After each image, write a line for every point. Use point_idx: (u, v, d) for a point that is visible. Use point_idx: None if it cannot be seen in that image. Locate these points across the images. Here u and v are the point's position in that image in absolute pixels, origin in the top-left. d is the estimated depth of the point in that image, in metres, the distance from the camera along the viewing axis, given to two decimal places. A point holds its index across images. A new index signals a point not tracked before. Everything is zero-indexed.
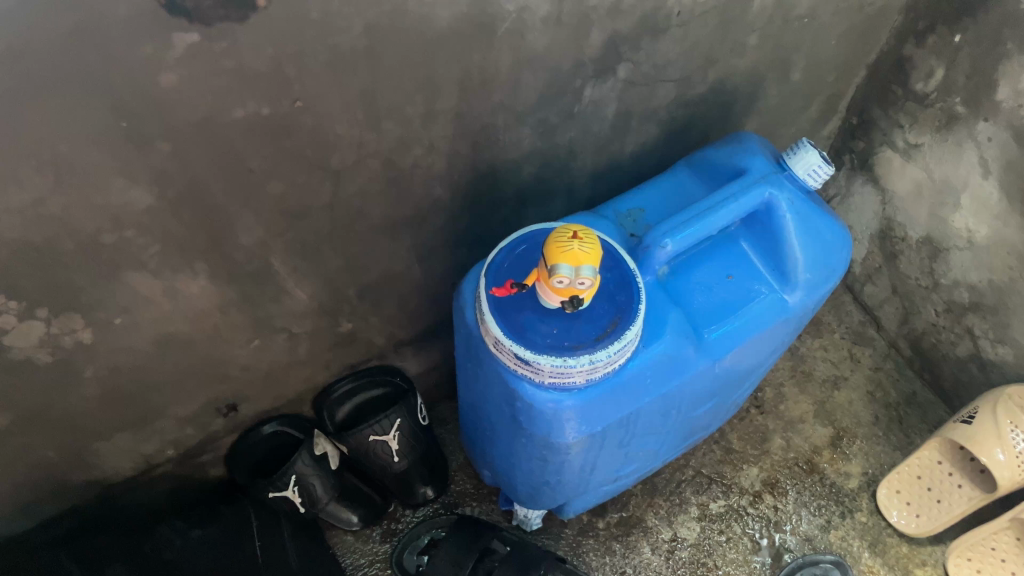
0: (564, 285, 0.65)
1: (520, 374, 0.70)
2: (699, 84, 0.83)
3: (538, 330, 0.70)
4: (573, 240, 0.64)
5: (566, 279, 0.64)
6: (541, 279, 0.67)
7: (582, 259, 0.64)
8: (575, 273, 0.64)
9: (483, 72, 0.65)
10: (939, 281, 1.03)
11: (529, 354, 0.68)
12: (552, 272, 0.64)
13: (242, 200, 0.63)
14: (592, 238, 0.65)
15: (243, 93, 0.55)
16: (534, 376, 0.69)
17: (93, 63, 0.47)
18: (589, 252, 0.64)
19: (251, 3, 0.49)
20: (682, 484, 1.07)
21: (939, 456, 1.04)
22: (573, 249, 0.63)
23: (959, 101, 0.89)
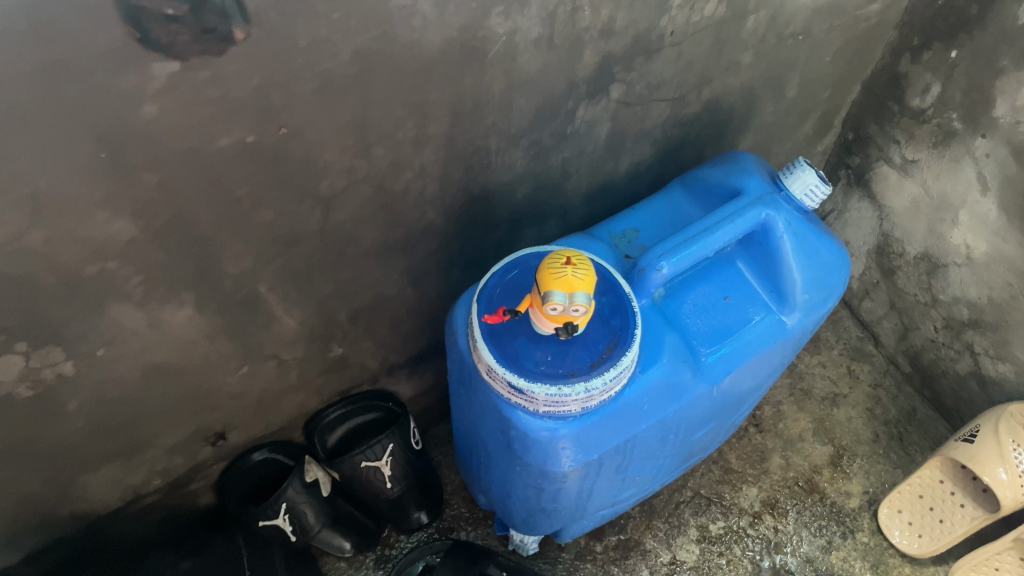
0: (558, 312, 0.63)
1: (514, 402, 0.68)
2: (694, 103, 0.82)
3: (532, 358, 0.68)
4: (567, 266, 0.63)
5: (560, 306, 0.62)
6: (534, 306, 0.66)
7: (577, 285, 0.62)
8: (569, 300, 0.62)
9: (474, 96, 0.64)
10: (937, 298, 1.02)
11: (522, 382, 0.66)
12: (546, 299, 0.63)
13: (229, 229, 0.61)
14: (586, 264, 0.64)
15: (228, 122, 0.53)
16: (528, 405, 0.67)
17: (72, 96, 0.46)
18: (583, 278, 0.63)
19: (230, 37, 0.48)
20: (681, 505, 1.06)
21: (941, 475, 1.03)
22: (568, 275, 0.62)
23: (956, 117, 0.88)
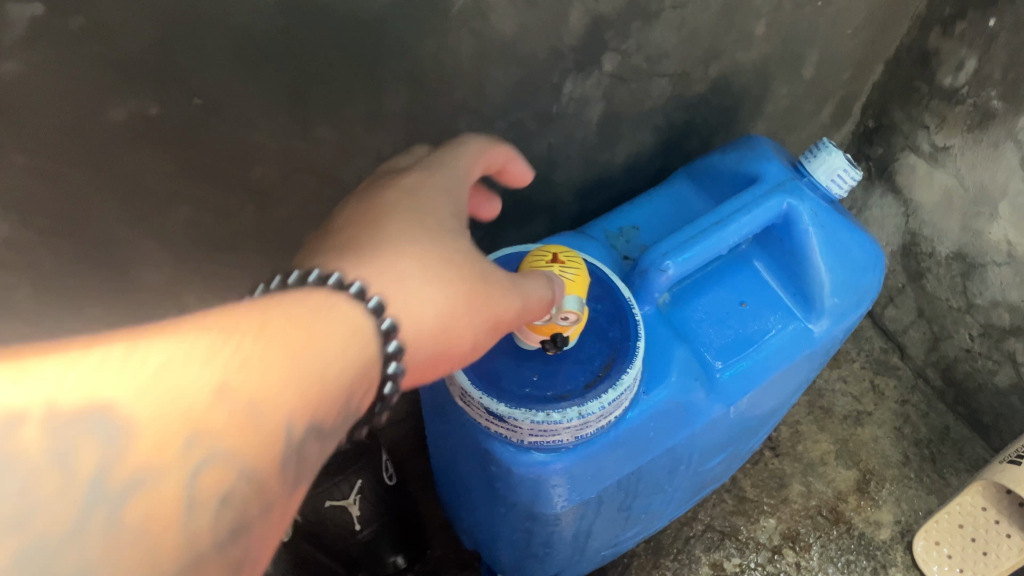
0: (544, 320, 0.52)
1: (494, 432, 0.57)
2: (699, 81, 0.71)
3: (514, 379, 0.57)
4: (554, 265, 0.53)
5: (547, 313, 0.51)
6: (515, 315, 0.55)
7: (568, 287, 0.52)
8: (558, 305, 0.51)
9: (439, 65, 0.53)
10: (973, 302, 0.91)
11: (503, 409, 0.55)
12: None
13: (140, 228, 0.50)
14: (577, 264, 0.54)
15: (121, 89, 0.42)
16: (511, 435, 0.56)
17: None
18: (575, 279, 0.53)
19: None
20: (691, 541, 0.94)
21: (983, 502, 0.89)
22: (557, 276, 0.52)
23: (995, 96, 0.77)
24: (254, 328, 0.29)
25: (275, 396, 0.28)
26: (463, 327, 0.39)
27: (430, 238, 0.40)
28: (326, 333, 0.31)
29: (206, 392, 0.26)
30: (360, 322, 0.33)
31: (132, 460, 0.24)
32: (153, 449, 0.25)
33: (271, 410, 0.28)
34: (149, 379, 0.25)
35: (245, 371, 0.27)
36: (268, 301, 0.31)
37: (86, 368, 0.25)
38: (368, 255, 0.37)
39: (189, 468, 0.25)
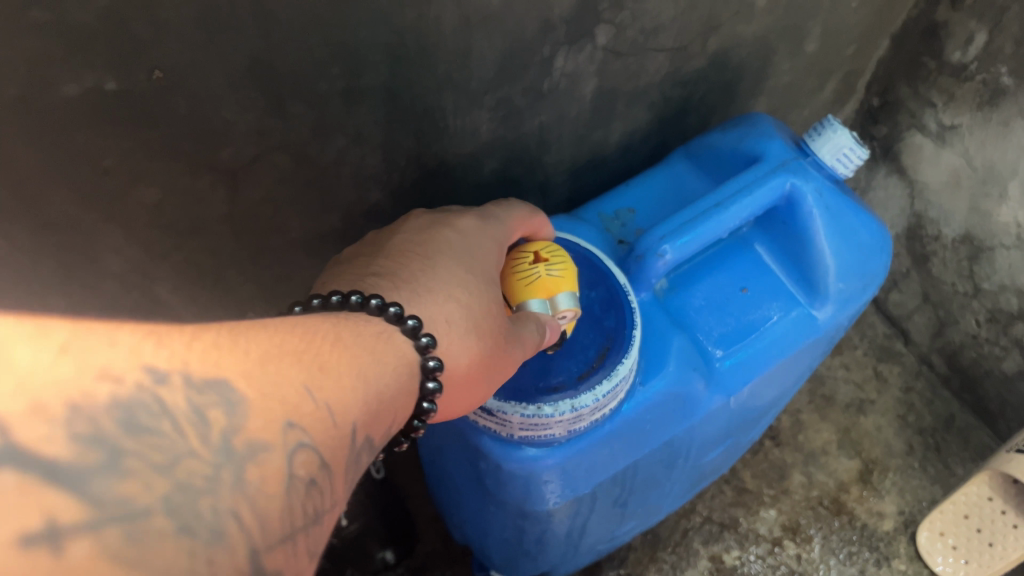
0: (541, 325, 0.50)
1: (482, 427, 0.54)
2: (697, 56, 0.68)
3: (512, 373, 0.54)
4: (537, 265, 0.50)
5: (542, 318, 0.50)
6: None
7: (556, 286, 0.50)
8: (552, 307, 0.49)
9: (420, 37, 0.49)
10: (980, 286, 0.88)
11: (492, 402, 0.52)
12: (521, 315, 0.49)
13: (102, 213, 0.47)
14: (560, 258, 0.51)
15: (72, 62, 0.39)
16: (500, 429, 0.53)
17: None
18: (561, 275, 0.50)
19: None
20: (690, 533, 0.91)
21: (989, 492, 0.86)
22: (542, 278, 0.49)
23: (1006, 71, 0.74)
24: (329, 347, 0.32)
25: (349, 403, 0.31)
26: (495, 371, 0.45)
27: (473, 278, 0.45)
28: (381, 366, 0.35)
29: (302, 386, 0.29)
30: (408, 356, 0.37)
31: (253, 426, 0.26)
32: (269, 419, 0.27)
33: (349, 412, 0.31)
34: (258, 367, 0.28)
35: (329, 379, 0.30)
36: (335, 325, 0.34)
37: (212, 343, 0.27)
38: (418, 295, 0.42)
39: (292, 444, 0.27)
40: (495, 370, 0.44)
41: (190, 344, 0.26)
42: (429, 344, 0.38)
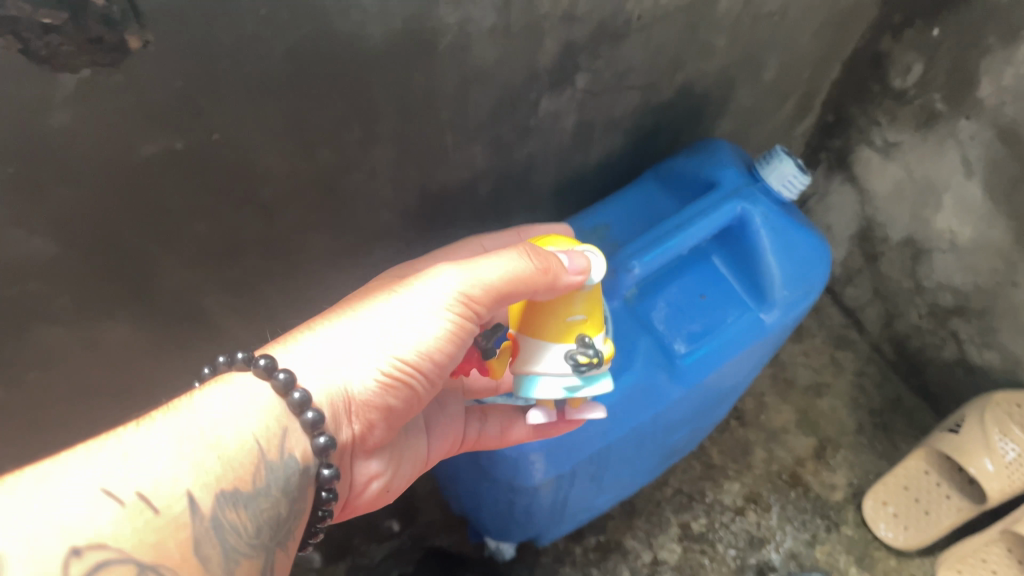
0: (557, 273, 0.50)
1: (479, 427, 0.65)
2: (666, 90, 0.77)
3: (507, 421, 0.64)
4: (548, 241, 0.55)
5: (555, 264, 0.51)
6: (520, 325, 0.51)
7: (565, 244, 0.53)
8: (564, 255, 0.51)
9: (427, 93, 0.59)
10: (922, 284, 0.98)
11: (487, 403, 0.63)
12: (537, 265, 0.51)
13: (162, 243, 0.57)
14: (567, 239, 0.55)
15: (146, 127, 0.48)
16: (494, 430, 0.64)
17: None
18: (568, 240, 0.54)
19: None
20: (662, 503, 1.02)
21: (926, 466, 0.98)
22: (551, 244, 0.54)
23: (939, 98, 0.84)
24: (200, 412, 0.42)
25: (244, 446, 0.43)
26: (393, 341, 0.49)
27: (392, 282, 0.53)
28: (230, 403, 0.44)
29: (185, 454, 0.40)
30: (266, 397, 0.45)
31: (163, 515, 0.37)
32: (175, 503, 0.38)
33: (245, 451, 0.43)
34: (146, 466, 0.38)
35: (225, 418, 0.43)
36: (182, 399, 0.43)
37: (92, 470, 0.36)
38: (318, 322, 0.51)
39: (203, 503, 0.39)
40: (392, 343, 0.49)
41: (72, 479, 0.35)
42: (268, 366, 0.45)
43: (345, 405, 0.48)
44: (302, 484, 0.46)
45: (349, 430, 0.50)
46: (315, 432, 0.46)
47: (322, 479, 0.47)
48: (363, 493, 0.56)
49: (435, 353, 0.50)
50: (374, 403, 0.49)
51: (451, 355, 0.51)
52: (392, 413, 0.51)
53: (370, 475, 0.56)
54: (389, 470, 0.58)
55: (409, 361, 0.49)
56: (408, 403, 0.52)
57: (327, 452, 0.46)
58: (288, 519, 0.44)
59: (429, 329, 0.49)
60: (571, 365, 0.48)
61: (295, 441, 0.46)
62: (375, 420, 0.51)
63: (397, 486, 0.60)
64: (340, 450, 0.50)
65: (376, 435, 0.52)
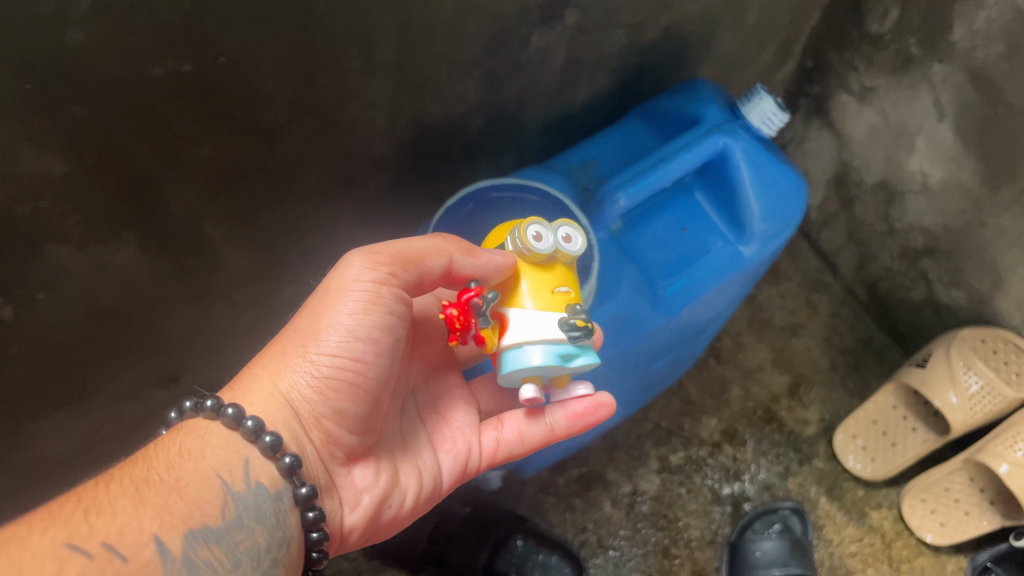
0: (545, 243, 0.53)
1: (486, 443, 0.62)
2: (651, 30, 0.78)
3: (524, 423, 0.61)
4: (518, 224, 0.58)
5: (542, 234, 0.54)
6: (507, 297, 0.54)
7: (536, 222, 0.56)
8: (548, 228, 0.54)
9: (422, 22, 0.61)
10: (894, 227, 0.97)
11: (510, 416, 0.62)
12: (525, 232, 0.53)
13: (169, 165, 0.61)
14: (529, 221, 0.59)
15: (159, 51, 0.52)
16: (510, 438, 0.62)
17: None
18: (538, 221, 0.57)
19: None
20: (642, 438, 1.04)
21: (895, 401, 0.99)
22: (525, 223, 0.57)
23: (915, 43, 0.84)
24: (158, 462, 0.45)
25: (206, 484, 0.45)
26: (321, 342, 0.51)
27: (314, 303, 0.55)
28: (189, 446, 0.47)
29: (148, 503, 0.42)
30: (222, 433, 0.49)
31: (131, 563, 0.39)
32: (141, 549, 0.40)
33: (208, 488, 0.45)
34: (111, 519, 0.40)
35: (187, 463, 0.46)
36: (145, 449, 0.47)
37: (56, 528, 0.39)
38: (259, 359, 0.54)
39: (171, 544, 0.41)
40: (321, 344, 0.51)
41: (37, 540, 0.38)
42: (214, 405, 0.48)
43: (293, 418, 0.51)
44: (279, 511, 0.49)
45: (310, 441, 0.52)
46: (279, 454, 0.49)
47: (300, 497, 0.49)
48: (357, 511, 0.55)
49: (366, 334, 0.51)
50: (322, 405, 0.51)
51: (388, 335, 0.52)
52: (351, 417, 0.52)
53: (358, 488, 0.55)
54: (382, 484, 0.56)
55: (342, 354, 0.51)
56: (366, 401, 0.52)
57: (295, 471, 0.49)
58: (270, 548, 0.47)
59: (353, 317, 0.51)
60: (564, 330, 0.51)
61: (261, 468, 0.49)
62: (333, 428, 0.52)
63: (397, 506, 0.58)
64: (313, 466, 0.53)
65: (345, 442, 0.54)
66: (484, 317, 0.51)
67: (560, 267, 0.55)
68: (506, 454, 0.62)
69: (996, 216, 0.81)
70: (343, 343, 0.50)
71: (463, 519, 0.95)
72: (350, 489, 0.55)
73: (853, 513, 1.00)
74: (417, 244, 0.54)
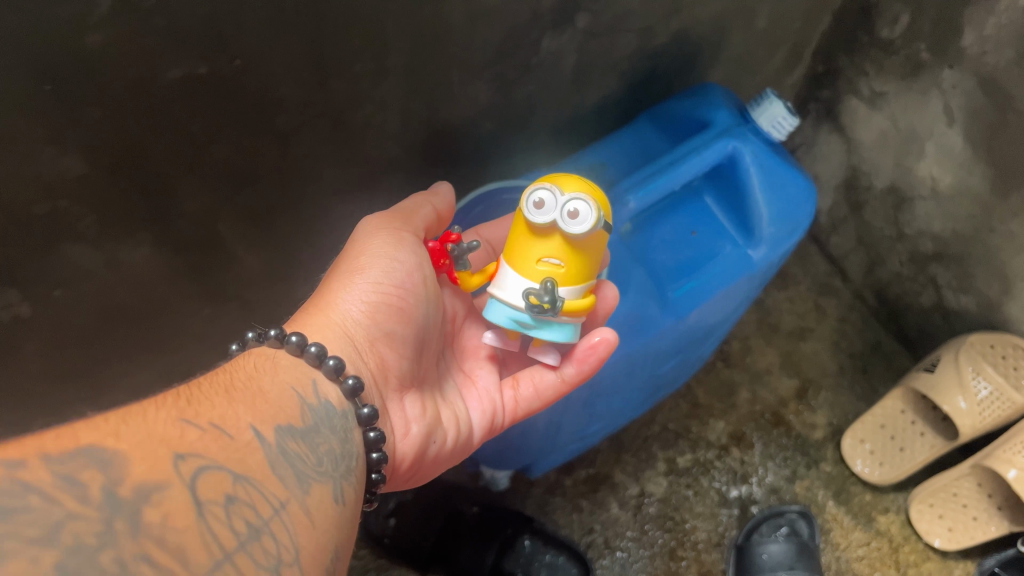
0: (542, 209, 0.53)
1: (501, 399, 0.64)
2: (662, 34, 0.79)
3: (536, 375, 0.63)
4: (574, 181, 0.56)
5: (548, 200, 0.53)
6: (507, 257, 0.56)
7: (575, 184, 0.55)
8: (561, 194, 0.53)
9: (434, 26, 0.62)
10: (903, 231, 0.97)
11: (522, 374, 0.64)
12: (534, 191, 0.53)
13: (185, 165, 0.62)
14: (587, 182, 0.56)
15: (176, 53, 0.53)
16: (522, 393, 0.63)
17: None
18: (588, 187, 0.55)
19: None
20: (649, 440, 1.04)
21: (903, 405, 1.00)
22: (571, 182, 0.55)
23: (925, 49, 0.84)
24: (239, 375, 0.44)
25: (284, 393, 0.45)
26: (366, 273, 0.55)
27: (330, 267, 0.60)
28: (262, 365, 0.47)
29: (238, 401, 0.41)
30: (289, 358, 0.48)
31: (237, 441, 0.38)
32: (243, 433, 0.39)
33: (287, 398, 0.44)
34: (211, 408, 0.39)
35: (263, 377, 0.45)
36: (219, 368, 0.45)
37: (167, 406, 0.38)
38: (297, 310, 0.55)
39: (267, 435, 0.40)
40: (366, 274, 0.54)
41: (154, 413, 0.37)
42: (279, 333, 0.49)
43: (349, 341, 0.53)
44: (346, 428, 0.48)
45: (367, 365, 0.53)
46: (342, 377, 0.49)
47: (363, 417, 0.49)
48: (407, 440, 0.56)
49: (402, 263, 0.56)
50: (373, 330, 0.54)
51: (420, 270, 0.57)
52: (399, 341, 0.55)
53: (408, 417, 0.56)
54: (428, 418, 0.58)
55: (386, 281, 0.55)
56: (410, 326, 0.56)
57: (358, 393, 0.49)
58: (344, 457, 0.46)
59: (387, 252, 0.56)
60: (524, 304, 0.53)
61: (327, 390, 0.48)
62: (385, 352, 0.54)
63: (440, 443, 0.59)
64: (371, 389, 0.53)
65: (395, 369, 0.55)
66: (461, 260, 0.58)
67: (559, 241, 0.53)
68: (527, 408, 0.64)
69: (1006, 221, 0.81)
70: (386, 270, 0.55)
71: (471, 519, 0.96)
72: (400, 416, 0.56)
73: (860, 518, 1.00)
74: (407, 203, 0.61)
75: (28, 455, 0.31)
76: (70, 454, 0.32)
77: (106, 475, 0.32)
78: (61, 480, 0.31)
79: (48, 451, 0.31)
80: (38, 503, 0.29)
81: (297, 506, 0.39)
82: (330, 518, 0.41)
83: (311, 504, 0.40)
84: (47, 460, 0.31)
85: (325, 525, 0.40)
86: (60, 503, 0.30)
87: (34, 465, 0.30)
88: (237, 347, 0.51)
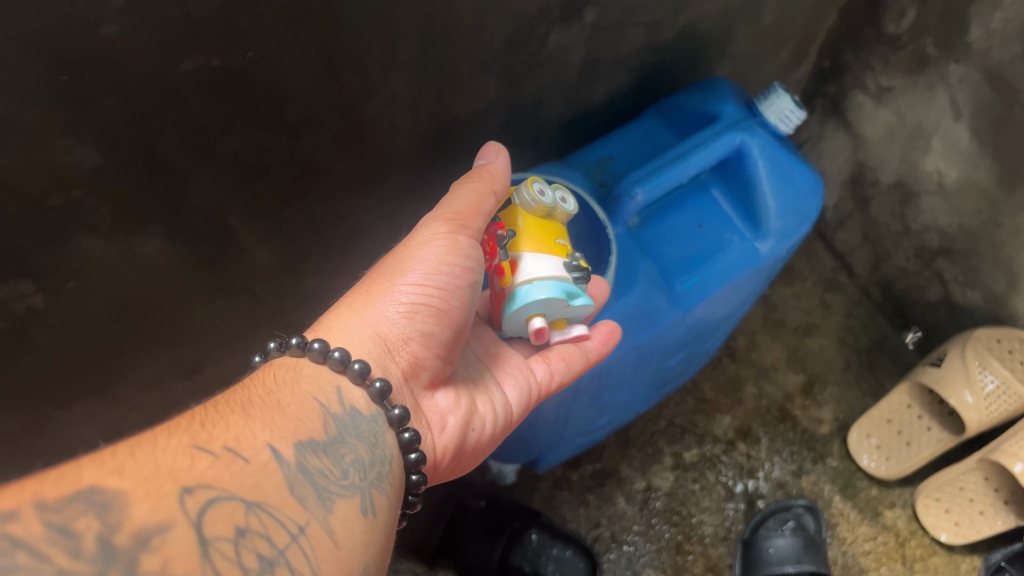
0: (545, 197, 0.61)
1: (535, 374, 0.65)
2: (669, 29, 0.79)
3: (564, 351, 0.65)
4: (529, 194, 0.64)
5: (543, 193, 0.61)
6: (528, 247, 0.59)
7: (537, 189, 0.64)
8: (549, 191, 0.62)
9: (444, 19, 0.62)
10: (909, 226, 0.97)
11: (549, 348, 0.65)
12: (534, 187, 0.60)
13: (198, 158, 0.63)
14: None
15: (192, 46, 0.53)
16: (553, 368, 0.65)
17: (6, 10, 0.45)
18: None
19: None
20: (656, 434, 1.04)
21: (909, 400, 1.00)
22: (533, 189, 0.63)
23: (932, 43, 0.84)
24: (258, 390, 0.45)
25: (306, 404, 0.45)
26: (407, 275, 0.54)
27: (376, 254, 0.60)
28: (283, 376, 0.47)
29: (255, 419, 0.41)
30: (312, 366, 0.49)
31: (252, 464, 0.38)
32: (259, 454, 0.39)
33: (309, 409, 0.45)
34: (225, 430, 0.40)
35: (284, 393, 0.45)
36: (241, 383, 0.46)
37: (179, 434, 0.38)
38: (337, 303, 0.55)
39: (285, 452, 0.41)
40: (409, 277, 0.54)
41: (164, 443, 0.37)
42: (301, 342, 0.49)
43: (382, 344, 0.53)
44: (376, 431, 0.48)
45: (397, 363, 0.53)
46: (368, 381, 0.49)
47: (393, 418, 0.49)
48: (445, 433, 0.56)
49: (451, 271, 0.55)
50: (408, 334, 0.54)
51: (468, 277, 0.55)
52: (435, 340, 0.55)
53: (443, 411, 0.57)
54: (463, 408, 0.58)
55: (428, 284, 0.54)
56: (448, 325, 0.56)
57: (386, 395, 0.49)
58: (373, 463, 0.46)
59: (436, 256, 0.54)
60: (570, 271, 0.59)
61: (354, 395, 0.49)
62: (420, 352, 0.54)
63: (479, 430, 0.59)
64: (400, 386, 0.54)
65: (429, 366, 0.56)
66: (503, 249, 0.59)
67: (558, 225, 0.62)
68: (560, 382, 0.65)
69: (1012, 216, 0.82)
70: (429, 274, 0.54)
71: (479, 512, 0.96)
72: (434, 409, 0.57)
73: (866, 512, 1.00)
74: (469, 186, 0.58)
75: (23, 503, 0.31)
76: (68, 499, 0.32)
77: (102, 522, 0.32)
78: (54, 533, 0.31)
79: (45, 498, 0.32)
80: (26, 561, 0.29)
81: (318, 528, 0.39)
82: (356, 535, 0.41)
83: (333, 523, 0.40)
84: (43, 510, 0.31)
85: (350, 543, 0.40)
86: (50, 559, 0.30)
87: (27, 516, 0.31)
88: (257, 360, 0.52)
